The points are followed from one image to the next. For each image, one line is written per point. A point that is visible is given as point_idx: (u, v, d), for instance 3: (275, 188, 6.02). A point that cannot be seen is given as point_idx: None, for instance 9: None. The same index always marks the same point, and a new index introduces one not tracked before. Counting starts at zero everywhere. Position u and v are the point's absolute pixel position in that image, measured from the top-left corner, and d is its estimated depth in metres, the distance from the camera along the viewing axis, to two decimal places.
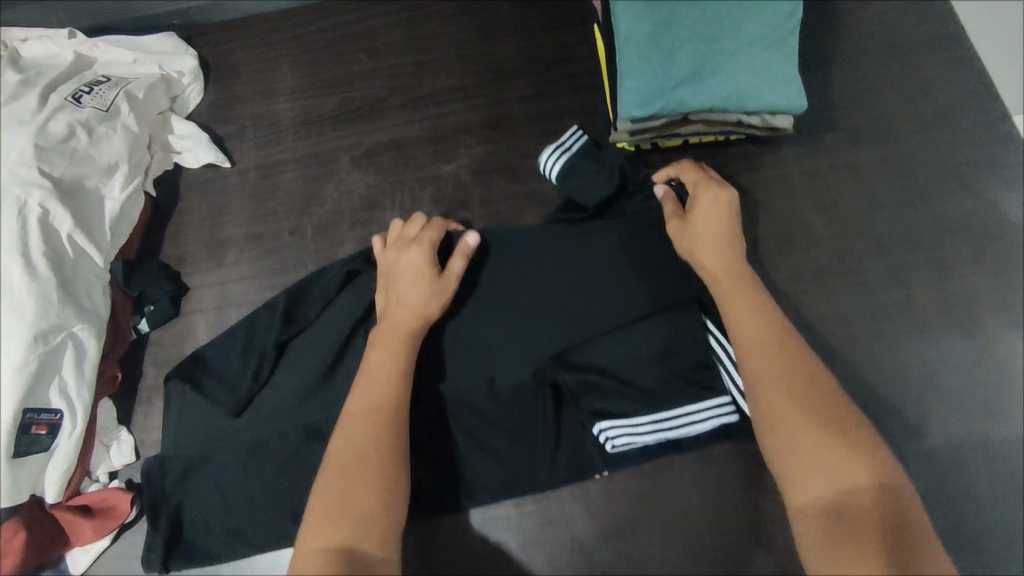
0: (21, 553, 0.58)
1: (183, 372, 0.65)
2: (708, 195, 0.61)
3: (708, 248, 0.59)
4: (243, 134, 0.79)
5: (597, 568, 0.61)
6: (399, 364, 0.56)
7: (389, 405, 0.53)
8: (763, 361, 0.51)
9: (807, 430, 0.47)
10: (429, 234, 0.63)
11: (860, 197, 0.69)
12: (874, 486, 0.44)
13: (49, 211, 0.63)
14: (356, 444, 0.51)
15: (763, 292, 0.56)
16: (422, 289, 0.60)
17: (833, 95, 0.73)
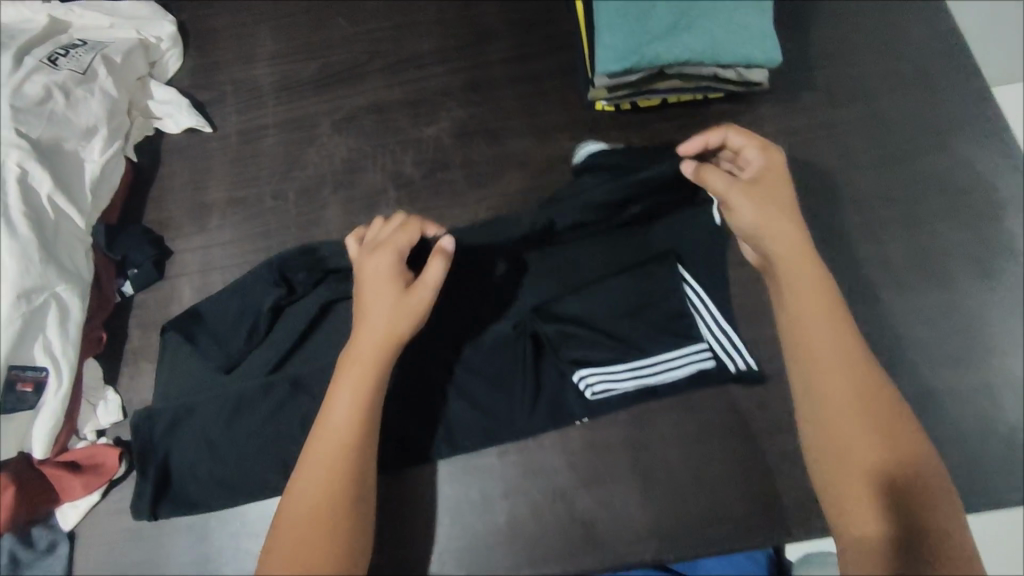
0: (11, 508, 0.59)
1: (179, 326, 0.66)
2: (769, 169, 0.59)
3: (781, 226, 0.57)
4: (223, 100, 0.79)
5: (579, 516, 0.61)
6: (363, 403, 0.55)
7: (348, 453, 0.54)
8: (821, 346, 0.55)
9: (855, 417, 0.53)
10: (397, 244, 0.59)
11: (840, 153, 0.69)
12: (908, 462, 0.51)
13: (27, 172, 0.63)
14: (312, 495, 0.53)
15: (823, 269, 0.57)
16: (387, 310, 0.56)
17: (810, 54, 0.73)
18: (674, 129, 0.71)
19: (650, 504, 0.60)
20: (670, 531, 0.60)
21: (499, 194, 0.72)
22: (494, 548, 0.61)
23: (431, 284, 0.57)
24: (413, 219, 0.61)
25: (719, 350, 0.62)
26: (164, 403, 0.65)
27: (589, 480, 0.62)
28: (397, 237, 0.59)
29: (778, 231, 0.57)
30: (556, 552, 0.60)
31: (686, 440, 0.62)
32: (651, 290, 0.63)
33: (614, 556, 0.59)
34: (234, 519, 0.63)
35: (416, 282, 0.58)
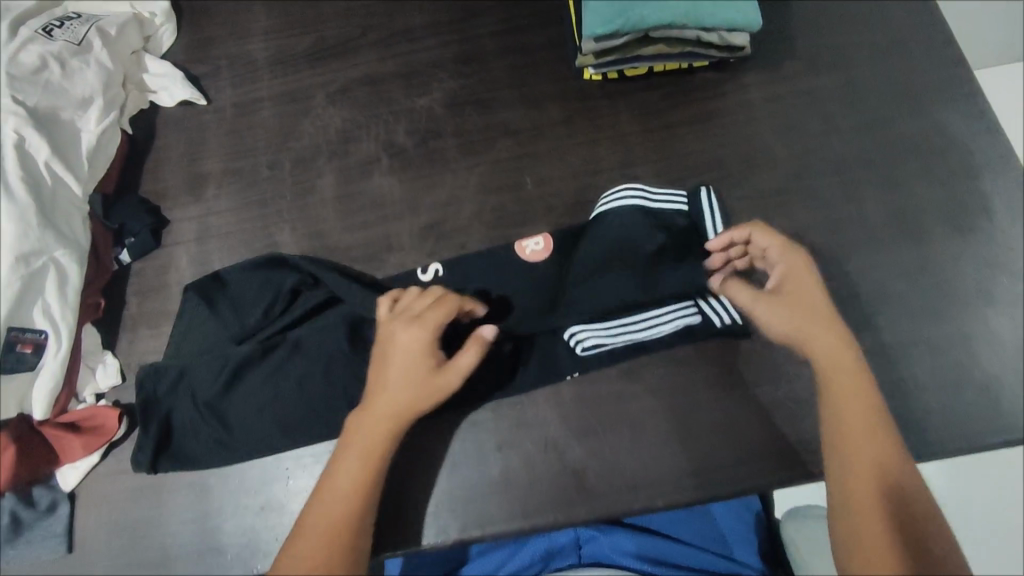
0: (13, 467, 0.60)
1: (201, 288, 0.69)
2: (795, 269, 0.63)
3: (800, 319, 0.61)
4: (218, 74, 0.79)
5: (569, 466, 0.62)
6: (371, 475, 0.57)
7: (347, 523, 0.55)
8: (853, 409, 0.57)
9: (874, 481, 0.55)
10: (434, 319, 0.60)
11: (821, 119, 0.72)
12: (921, 529, 0.53)
13: (24, 138, 0.64)
14: (311, 556, 0.54)
15: (855, 349, 0.60)
16: (409, 389, 0.59)
17: (792, 25, 0.75)
18: (660, 96, 0.73)
19: (639, 453, 0.62)
20: (658, 479, 0.62)
21: (491, 161, 0.73)
22: (488, 499, 0.62)
23: (462, 369, 0.60)
24: (450, 295, 0.62)
25: (704, 308, 0.64)
26: (168, 360, 0.67)
27: (580, 433, 0.63)
28: (430, 309, 0.61)
29: (800, 321, 0.61)
30: (548, 501, 0.61)
31: (672, 392, 0.64)
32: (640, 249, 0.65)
33: (605, 504, 0.61)
34: (233, 476, 0.64)
35: (447, 364, 0.60)
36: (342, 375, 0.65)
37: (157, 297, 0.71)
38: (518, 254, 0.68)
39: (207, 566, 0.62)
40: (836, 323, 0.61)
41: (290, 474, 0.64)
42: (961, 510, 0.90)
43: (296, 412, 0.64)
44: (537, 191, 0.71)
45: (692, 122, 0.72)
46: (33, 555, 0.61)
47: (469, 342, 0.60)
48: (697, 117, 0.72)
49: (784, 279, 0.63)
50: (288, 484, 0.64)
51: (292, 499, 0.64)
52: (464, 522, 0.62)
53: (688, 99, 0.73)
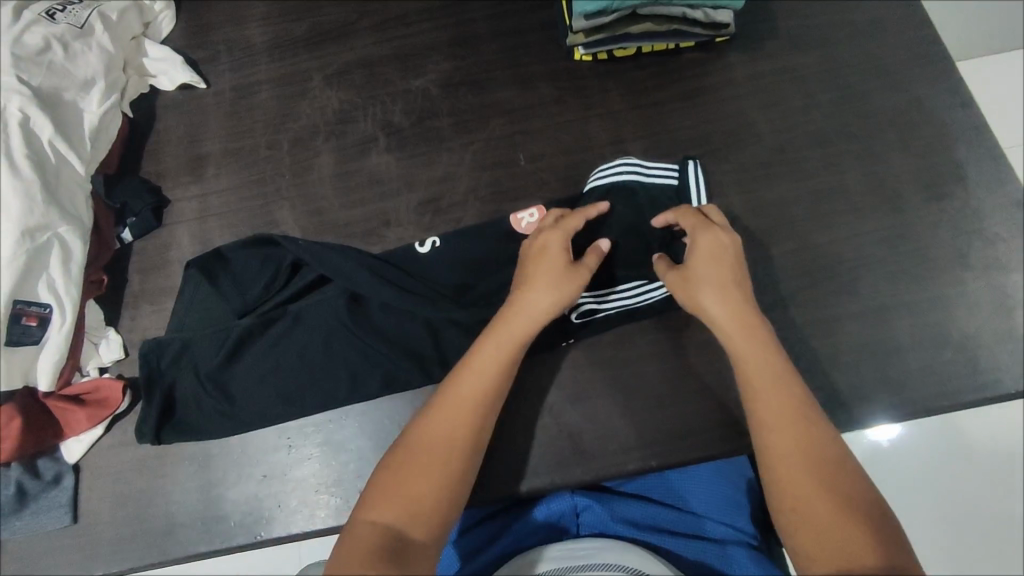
0: (17, 439, 0.61)
1: (203, 266, 0.69)
2: (711, 247, 0.61)
3: (720, 303, 0.59)
4: (217, 59, 0.81)
5: (565, 429, 0.64)
6: (504, 363, 0.58)
7: (473, 407, 0.56)
8: (769, 397, 0.56)
9: (803, 466, 0.53)
10: (568, 226, 0.63)
11: (803, 97, 0.74)
12: (862, 509, 0.50)
13: (28, 117, 0.65)
14: (443, 429, 0.55)
15: (767, 329, 0.59)
16: (552, 284, 0.60)
17: (775, 7, 0.77)
18: (647, 76, 0.75)
19: (633, 415, 0.64)
20: (651, 440, 0.64)
21: (486, 140, 0.74)
22: (487, 463, 0.64)
23: (591, 268, 0.61)
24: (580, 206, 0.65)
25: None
26: (171, 335, 0.68)
27: (574, 397, 0.65)
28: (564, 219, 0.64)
29: (718, 306, 0.59)
30: (546, 462, 0.64)
31: (664, 357, 0.66)
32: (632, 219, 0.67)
33: (600, 465, 0.63)
34: (236, 446, 0.66)
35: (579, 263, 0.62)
36: (342, 345, 0.66)
37: (159, 274, 0.73)
38: (513, 227, 0.69)
39: (211, 534, 0.63)
40: (752, 307, 0.60)
41: (292, 443, 0.65)
42: (931, 471, 0.95)
43: (296, 383, 0.65)
44: (530, 167, 0.73)
45: (680, 101, 0.75)
46: (40, 526, 0.63)
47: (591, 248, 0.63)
48: (683, 96, 0.75)
49: (700, 261, 0.61)
50: (290, 452, 0.65)
51: (294, 467, 0.65)
52: None
53: (675, 78, 0.75)
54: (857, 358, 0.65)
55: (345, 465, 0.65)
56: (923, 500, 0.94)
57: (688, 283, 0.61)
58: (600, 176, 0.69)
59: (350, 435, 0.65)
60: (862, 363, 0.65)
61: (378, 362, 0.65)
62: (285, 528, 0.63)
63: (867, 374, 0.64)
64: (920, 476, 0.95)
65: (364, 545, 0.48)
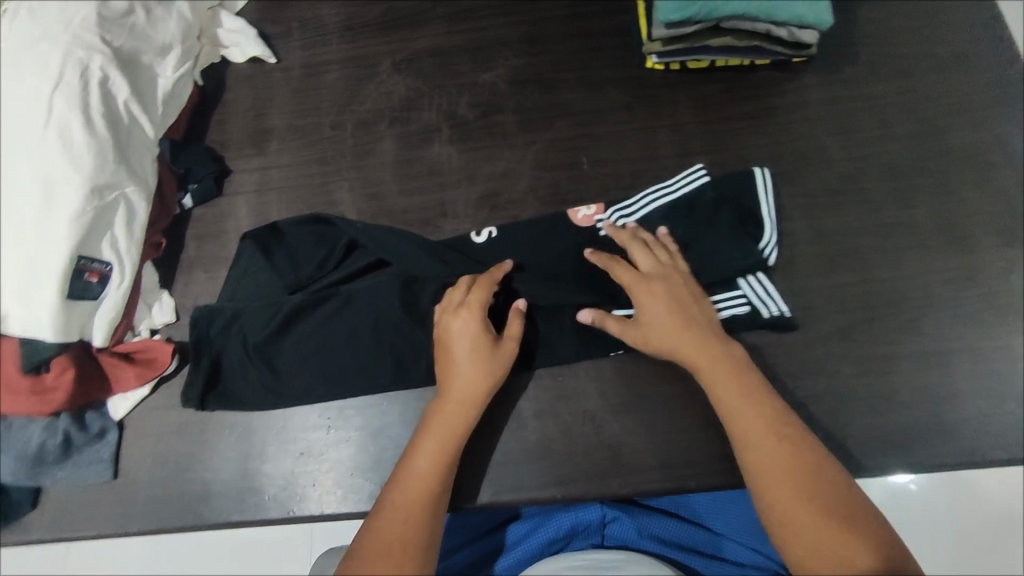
0: (69, 391, 0.62)
1: (261, 238, 0.70)
2: (656, 290, 0.62)
3: (670, 330, 0.60)
4: (288, 34, 0.81)
5: (606, 439, 0.64)
6: (443, 456, 0.58)
7: (425, 506, 0.55)
8: (743, 406, 0.56)
9: (779, 455, 0.53)
10: (479, 301, 0.62)
11: (879, 127, 0.72)
12: (850, 511, 0.51)
13: (108, 77, 0.66)
14: (386, 536, 0.53)
15: (725, 347, 0.59)
16: (477, 364, 0.61)
17: (859, 32, 0.75)
18: (720, 91, 0.74)
19: (676, 433, 0.63)
20: (694, 459, 0.63)
21: (549, 141, 0.74)
22: (525, 464, 0.64)
23: (516, 335, 0.62)
24: (485, 275, 0.64)
25: (753, 298, 0.65)
26: (226, 302, 0.69)
27: (618, 408, 0.65)
28: (470, 293, 0.63)
29: (661, 326, 0.61)
30: (583, 470, 0.63)
31: None
32: (689, 232, 0.67)
33: (639, 479, 0.62)
34: (277, 420, 0.66)
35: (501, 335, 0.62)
36: (390, 333, 0.66)
37: (215, 242, 0.74)
38: (570, 218, 0.70)
39: (245, 505, 0.64)
40: (695, 312, 0.61)
41: (331, 424, 0.66)
42: (967, 521, 0.92)
43: (343, 363, 0.66)
44: (592, 172, 0.73)
45: (750, 119, 0.73)
46: (82, 478, 0.64)
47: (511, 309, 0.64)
48: (754, 114, 0.73)
49: (643, 282, 0.63)
50: (329, 433, 0.65)
51: (331, 448, 0.65)
52: (501, 482, 0.63)
53: (747, 96, 0.74)
54: (912, 398, 0.63)
55: (382, 452, 0.65)
56: (958, 550, 0.91)
57: (645, 330, 0.61)
58: (633, 209, 0.70)
59: (391, 421, 0.65)
60: (916, 403, 0.63)
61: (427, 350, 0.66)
62: (319, 508, 0.63)
63: (921, 414, 0.63)
64: (953, 525, 0.92)
65: None
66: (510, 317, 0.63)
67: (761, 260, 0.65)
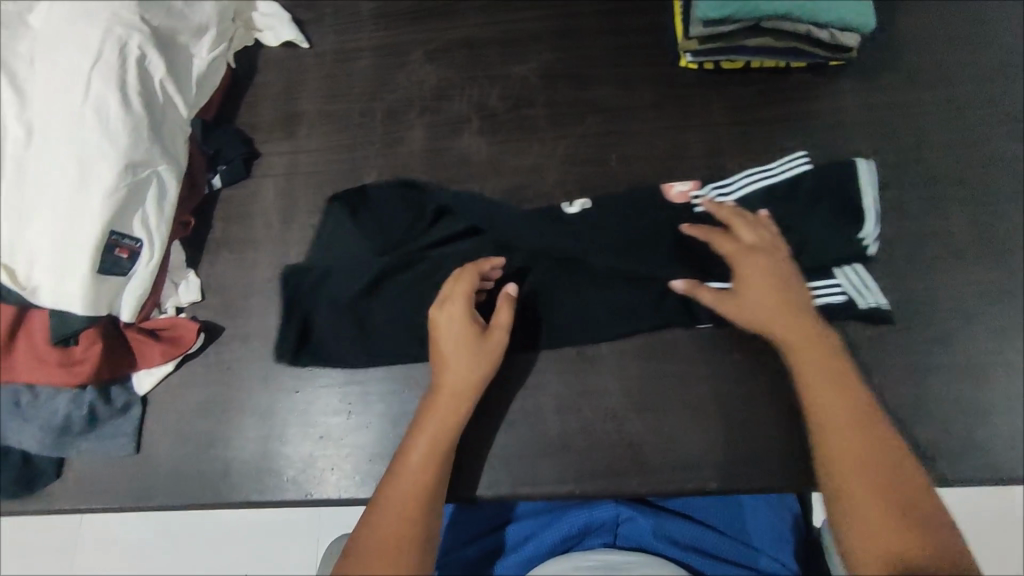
0: (96, 363, 0.63)
1: (352, 198, 0.70)
2: (756, 263, 0.61)
3: (766, 305, 0.60)
4: (321, 19, 0.81)
5: (625, 438, 0.63)
6: (434, 449, 0.58)
7: (419, 498, 0.56)
8: (829, 391, 0.56)
9: (857, 445, 0.54)
10: (463, 294, 0.62)
11: (915, 134, 0.71)
12: (919, 511, 0.51)
13: (145, 56, 0.66)
14: (384, 531, 0.54)
15: (821, 331, 0.59)
16: (462, 356, 0.61)
17: (899, 37, 0.74)
18: (754, 93, 0.73)
19: (697, 435, 0.63)
20: (713, 462, 0.62)
21: (579, 137, 0.73)
22: (543, 458, 0.64)
23: (505, 323, 0.62)
24: (471, 266, 0.64)
25: (851, 289, 0.64)
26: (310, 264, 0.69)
27: (639, 407, 0.64)
28: (455, 287, 0.63)
29: (759, 298, 0.60)
30: (603, 467, 0.63)
31: (737, 381, 0.64)
32: (790, 215, 0.66)
33: (656, 478, 0.62)
34: (298, 403, 0.66)
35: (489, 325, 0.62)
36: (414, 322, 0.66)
37: (242, 224, 0.74)
38: (664, 193, 0.68)
39: (264, 485, 0.64)
40: (796, 294, 0.60)
41: (352, 409, 0.66)
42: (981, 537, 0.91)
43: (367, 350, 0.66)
44: (622, 169, 0.72)
45: (783, 122, 0.72)
46: (105, 450, 0.65)
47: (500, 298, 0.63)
48: (787, 117, 0.73)
49: (744, 255, 0.62)
50: (349, 418, 0.66)
51: (351, 433, 0.65)
52: (518, 475, 0.63)
53: (782, 98, 0.73)
54: (938, 411, 0.62)
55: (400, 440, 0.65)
56: None
57: (738, 301, 0.61)
58: (730, 188, 0.69)
59: (410, 409, 0.65)
60: (941, 415, 0.62)
61: None
62: (336, 492, 0.64)
63: (946, 427, 0.62)
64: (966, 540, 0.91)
65: None
66: (499, 304, 0.62)
67: (859, 250, 0.64)
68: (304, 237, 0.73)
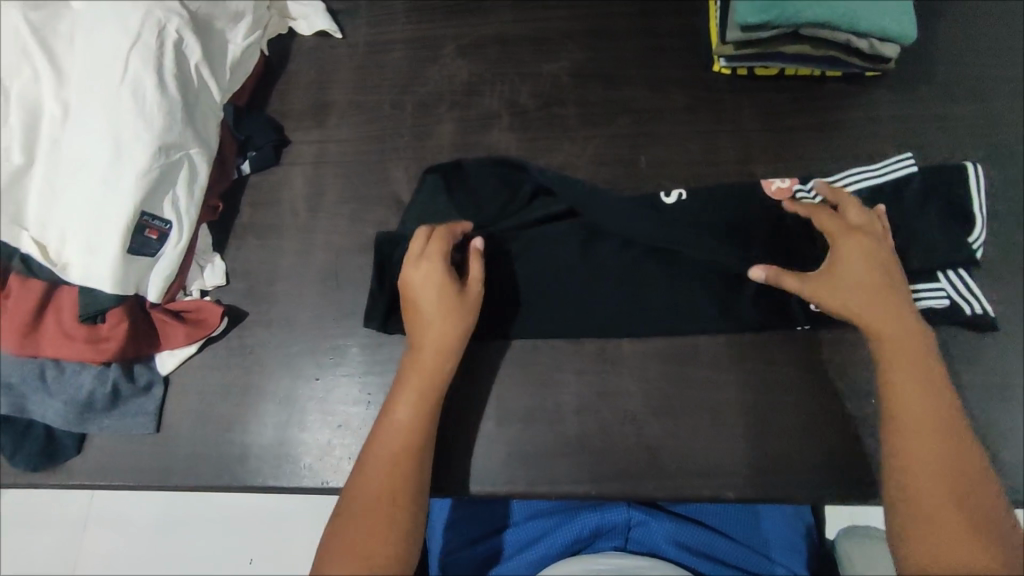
0: (122, 342, 0.64)
1: (445, 174, 0.71)
2: (855, 250, 0.60)
3: (864, 292, 0.58)
4: (354, 10, 0.81)
5: (644, 442, 0.63)
6: (420, 406, 0.58)
7: (406, 458, 0.56)
8: (920, 389, 0.55)
9: (939, 446, 0.53)
10: (436, 251, 0.62)
11: (950, 149, 0.70)
12: (986, 519, 0.51)
13: (183, 40, 0.67)
14: (373, 493, 0.55)
15: (917, 328, 0.57)
16: (440, 311, 0.61)
17: (938, 50, 0.73)
18: (787, 101, 0.73)
19: (717, 442, 0.63)
20: (733, 471, 0.62)
21: (608, 137, 0.73)
22: (560, 458, 0.63)
23: (479, 278, 0.62)
24: (443, 227, 0.64)
25: (953, 294, 0.63)
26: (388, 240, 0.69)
27: (659, 412, 0.64)
28: (428, 245, 0.63)
29: (858, 286, 0.58)
30: (620, 469, 0.63)
31: (759, 390, 0.64)
32: (891, 216, 0.65)
33: (674, 484, 0.62)
34: (318, 390, 0.67)
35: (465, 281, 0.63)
36: None
37: (269, 211, 0.74)
38: (764, 186, 0.68)
39: (280, 470, 0.64)
40: (898, 288, 0.59)
41: (371, 399, 0.66)
42: None
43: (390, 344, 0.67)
44: (650, 172, 0.72)
45: (815, 131, 0.72)
46: (126, 428, 0.66)
47: (471, 253, 0.63)
48: (821, 126, 0.72)
49: (846, 239, 0.60)
50: (368, 408, 0.66)
51: (369, 423, 0.65)
52: (536, 475, 0.63)
53: (815, 107, 0.72)
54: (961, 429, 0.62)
55: None
56: None
57: (832, 285, 0.59)
58: (834, 184, 0.68)
59: None
60: None
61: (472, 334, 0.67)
62: None
63: None
64: None
65: None
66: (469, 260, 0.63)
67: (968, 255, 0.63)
68: (330, 226, 0.73)
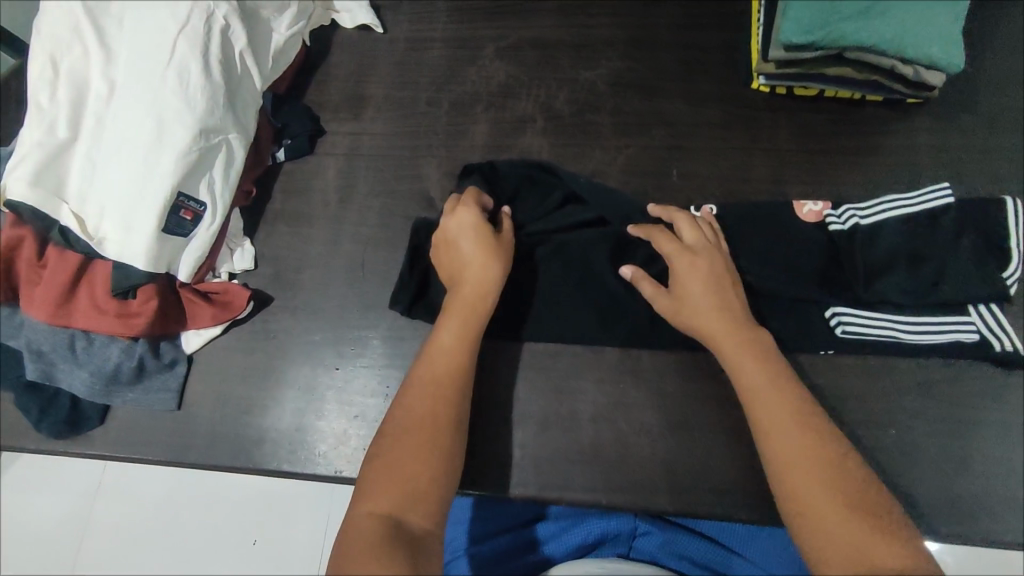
0: (150, 318, 0.65)
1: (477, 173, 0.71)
2: (691, 263, 0.61)
3: (705, 306, 0.59)
4: (397, 6, 0.82)
5: (660, 455, 0.63)
6: (465, 337, 0.59)
7: (451, 383, 0.56)
8: (767, 396, 0.54)
9: (793, 441, 0.51)
10: (469, 200, 0.66)
11: (989, 181, 0.69)
12: (872, 513, 0.47)
13: (229, 26, 0.67)
14: (419, 415, 0.54)
15: (755, 333, 0.58)
16: (479, 249, 0.63)
17: (983, 80, 0.72)
18: (824, 122, 0.72)
19: (734, 462, 0.62)
20: (748, 491, 0.61)
21: (641, 147, 0.73)
22: (574, 465, 0.63)
23: (509, 230, 0.66)
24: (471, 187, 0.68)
25: (983, 329, 0.62)
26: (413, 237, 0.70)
27: (676, 427, 0.64)
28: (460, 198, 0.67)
29: (698, 302, 0.59)
30: (633, 481, 0.62)
31: None
32: (924, 246, 0.64)
33: (688, 501, 0.61)
34: (337, 379, 0.68)
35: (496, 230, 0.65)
36: None
37: (301, 199, 0.75)
38: (796, 209, 0.68)
39: (295, 456, 0.65)
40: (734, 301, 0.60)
41: (389, 392, 0.66)
42: None
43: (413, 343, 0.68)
44: (682, 185, 0.71)
45: (851, 155, 0.71)
46: (149, 403, 0.67)
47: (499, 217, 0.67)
48: (858, 150, 0.71)
49: (684, 254, 0.62)
50: (386, 401, 0.66)
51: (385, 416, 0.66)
52: (549, 480, 0.63)
53: (853, 131, 0.72)
54: (984, 464, 0.61)
55: None
56: None
57: (682, 305, 0.60)
58: (871, 210, 0.67)
59: None
60: (986, 469, 0.61)
61: (493, 335, 0.67)
62: None
63: (990, 481, 0.61)
64: None
65: (370, 543, 0.46)
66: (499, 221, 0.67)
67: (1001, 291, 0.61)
68: (359, 218, 0.74)
